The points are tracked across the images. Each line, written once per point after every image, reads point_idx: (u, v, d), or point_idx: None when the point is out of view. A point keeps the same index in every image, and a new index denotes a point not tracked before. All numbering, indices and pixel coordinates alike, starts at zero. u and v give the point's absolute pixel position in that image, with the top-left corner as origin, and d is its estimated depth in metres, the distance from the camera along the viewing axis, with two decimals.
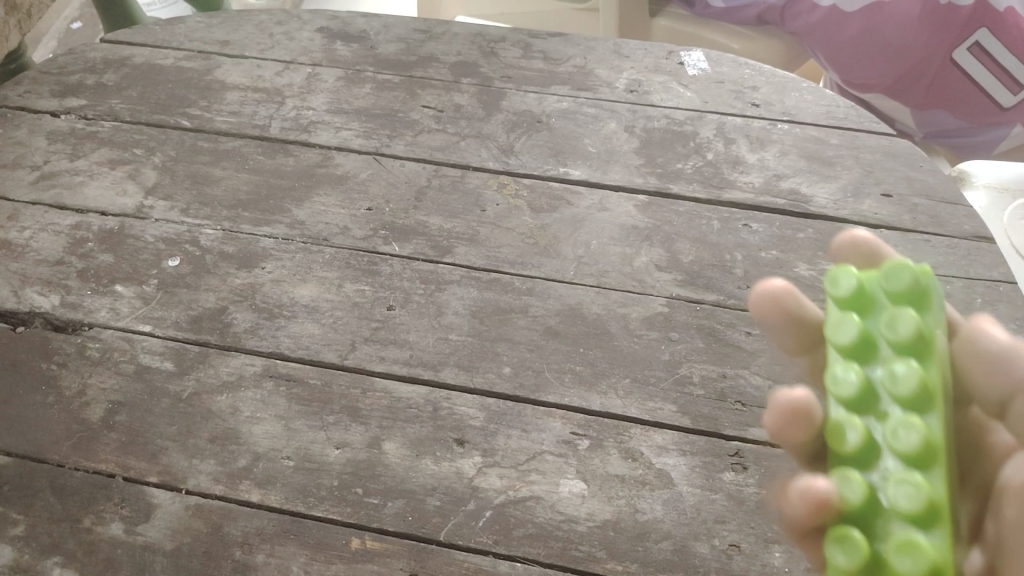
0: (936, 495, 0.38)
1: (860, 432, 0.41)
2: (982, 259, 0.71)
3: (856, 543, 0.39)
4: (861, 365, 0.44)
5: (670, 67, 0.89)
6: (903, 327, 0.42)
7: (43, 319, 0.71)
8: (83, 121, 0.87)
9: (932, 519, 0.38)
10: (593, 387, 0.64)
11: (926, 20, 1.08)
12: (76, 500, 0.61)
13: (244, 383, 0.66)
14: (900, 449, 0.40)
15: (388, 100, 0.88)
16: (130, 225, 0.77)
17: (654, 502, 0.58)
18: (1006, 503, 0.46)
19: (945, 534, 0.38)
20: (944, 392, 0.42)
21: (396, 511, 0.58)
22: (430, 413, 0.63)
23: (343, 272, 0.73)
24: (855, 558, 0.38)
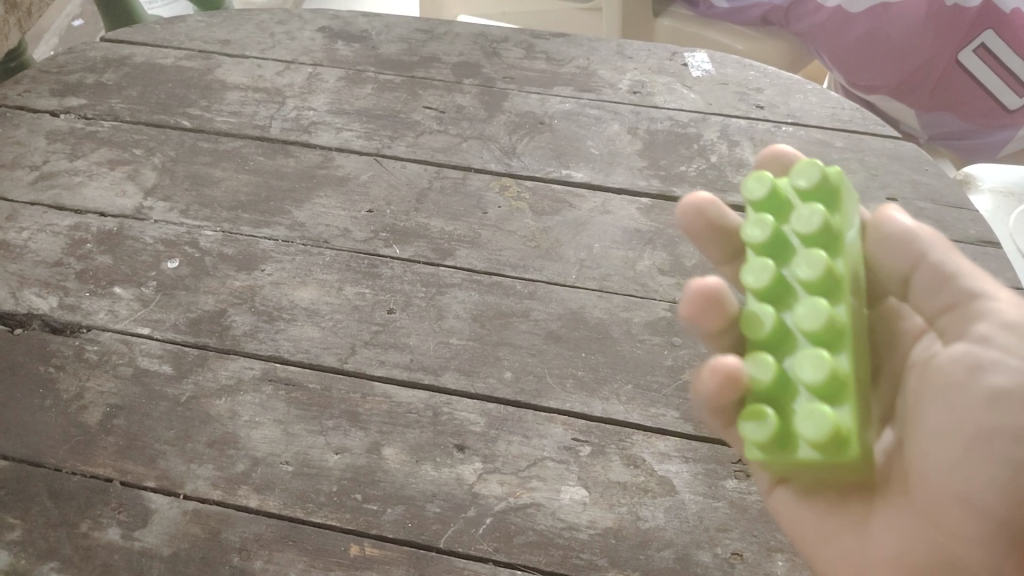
0: (841, 370, 0.43)
1: (773, 317, 0.46)
2: (989, 264, 0.71)
3: (767, 415, 0.43)
4: (775, 260, 0.48)
5: (674, 68, 0.89)
6: (811, 219, 0.46)
7: (41, 321, 0.71)
8: (82, 120, 0.87)
9: (838, 390, 0.42)
10: (595, 392, 0.64)
11: (931, 21, 1.07)
12: (73, 504, 0.60)
13: (243, 387, 0.65)
14: (807, 329, 0.44)
15: (389, 101, 0.87)
16: (129, 226, 0.77)
17: (656, 510, 0.58)
18: (911, 375, 0.49)
19: (847, 404, 0.42)
20: (853, 280, 0.47)
21: (395, 518, 0.58)
22: (430, 418, 0.63)
23: (343, 275, 0.72)
24: (768, 429, 0.43)
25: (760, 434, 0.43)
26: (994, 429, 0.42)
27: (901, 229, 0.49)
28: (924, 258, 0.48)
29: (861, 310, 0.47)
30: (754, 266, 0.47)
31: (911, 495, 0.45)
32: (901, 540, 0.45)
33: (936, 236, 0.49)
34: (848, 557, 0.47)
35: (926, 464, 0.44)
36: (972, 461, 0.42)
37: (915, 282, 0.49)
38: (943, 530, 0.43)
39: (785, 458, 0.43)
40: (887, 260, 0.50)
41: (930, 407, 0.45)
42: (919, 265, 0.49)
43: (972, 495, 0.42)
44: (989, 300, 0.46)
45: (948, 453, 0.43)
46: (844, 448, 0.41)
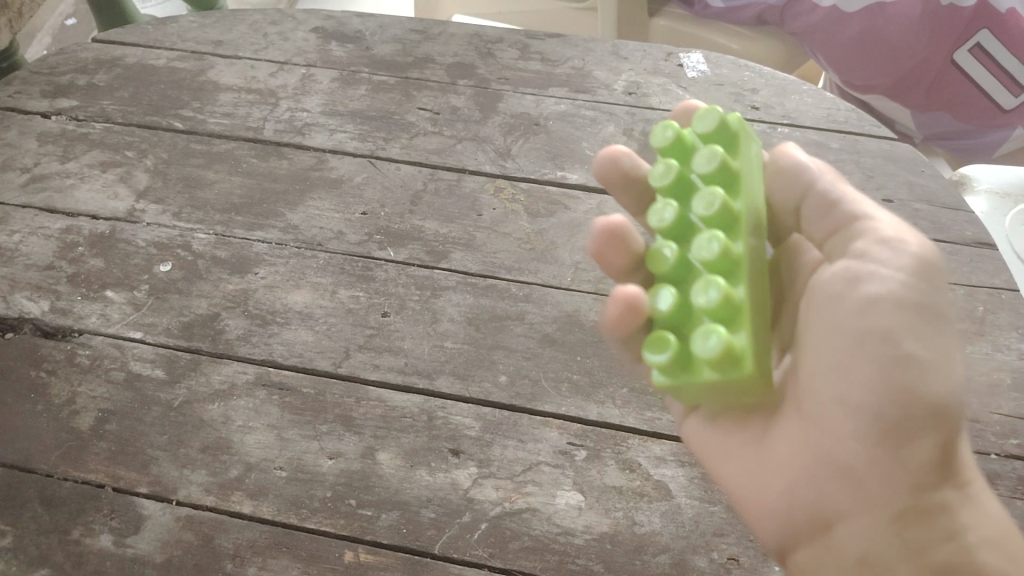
0: (736, 295, 0.45)
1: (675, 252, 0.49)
2: (984, 266, 0.71)
3: (669, 340, 0.45)
4: (680, 203, 0.51)
5: (670, 69, 0.88)
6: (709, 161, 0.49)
7: (32, 325, 0.70)
8: (74, 122, 0.86)
9: (732, 313, 0.45)
10: (590, 396, 0.63)
11: (927, 22, 1.07)
12: (65, 511, 0.60)
13: (236, 391, 0.65)
14: (705, 259, 0.47)
15: (383, 102, 0.86)
16: (121, 229, 0.76)
17: (651, 515, 0.57)
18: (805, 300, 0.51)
19: (742, 327, 0.45)
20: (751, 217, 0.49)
21: (390, 523, 0.58)
22: (425, 423, 0.62)
23: (337, 278, 0.72)
24: (669, 353, 0.45)
25: (662, 357, 0.45)
26: (867, 332, 0.44)
27: (793, 166, 0.52)
28: (812, 188, 0.51)
29: (762, 246, 0.49)
30: (658, 208, 0.50)
31: (800, 405, 0.48)
32: (791, 452, 0.48)
33: (826, 169, 0.51)
34: (747, 469, 0.50)
35: (810, 373, 0.47)
36: (848, 364, 0.45)
37: (804, 211, 0.51)
38: (824, 435, 0.46)
39: (686, 381, 0.45)
40: (783, 196, 0.53)
41: (814, 320, 0.48)
42: (810, 193, 0.51)
43: (848, 396, 0.45)
44: (868, 221, 0.48)
45: (828, 359, 0.46)
46: (740, 364, 0.43)
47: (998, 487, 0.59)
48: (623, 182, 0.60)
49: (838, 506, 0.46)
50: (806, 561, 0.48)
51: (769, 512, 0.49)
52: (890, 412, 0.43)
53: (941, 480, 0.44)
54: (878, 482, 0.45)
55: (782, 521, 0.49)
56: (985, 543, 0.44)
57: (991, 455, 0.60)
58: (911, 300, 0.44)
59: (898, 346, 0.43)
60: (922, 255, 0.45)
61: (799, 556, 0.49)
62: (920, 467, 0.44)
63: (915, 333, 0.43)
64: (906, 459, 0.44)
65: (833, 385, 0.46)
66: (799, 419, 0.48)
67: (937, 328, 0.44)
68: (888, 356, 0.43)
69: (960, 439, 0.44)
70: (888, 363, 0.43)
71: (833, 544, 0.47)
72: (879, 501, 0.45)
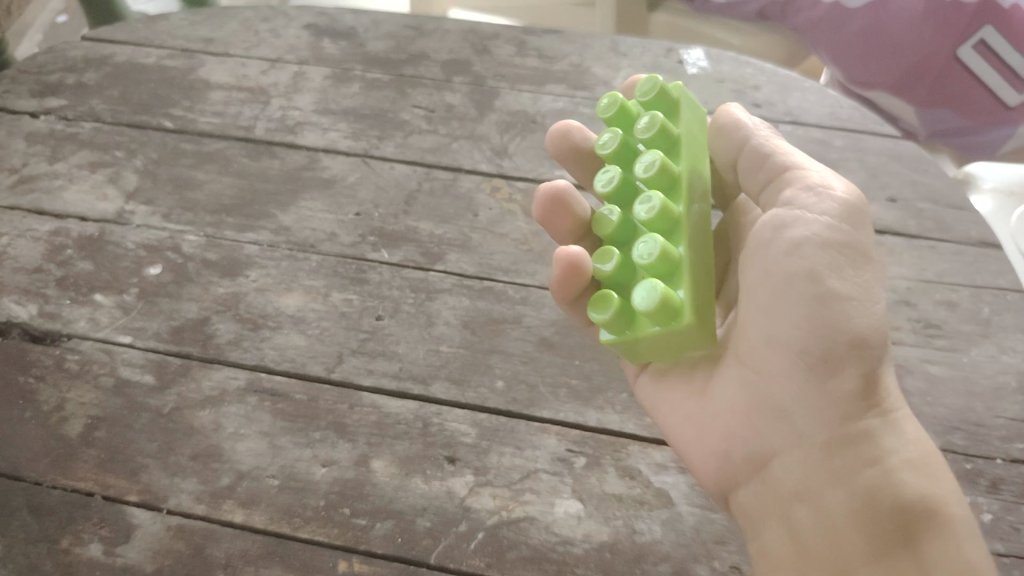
0: (673, 254, 0.51)
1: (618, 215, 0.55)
2: (989, 266, 0.69)
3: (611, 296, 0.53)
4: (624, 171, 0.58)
5: (669, 65, 0.87)
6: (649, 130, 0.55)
7: (20, 329, 0.69)
8: (63, 121, 0.84)
9: (666, 268, 0.51)
10: (589, 402, 0.62)
11: (931, 16, 1.06)
12: (53, 520, 0.58)
13: (227, 397, 0.64)
14: (643, 219, 0.52)
15: (377, 100, 0.85)
16: (110, 231, 0.75)
17: (652, 523, 0.56)
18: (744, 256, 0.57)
19: (679, 281, 0.51)
20: (690, 179, 0.54)
21: (385, 533, 0.56)
22: (420, 430, 0.61)
23: (330, 281, 0.70)
24: (611, 309, 0.52)
25: (604, 314, 0.52)
26: (793, 275, 0.49)
27: (728, 125, 0.57)
28: (748, 142, 0.56)
29: (703, 206, 0.54)
30: (602, 174, 0.58)
31: (738, 351, 0.54)
32: (731, 395, 0.53)
33: (764, 128, 0.57)
34: (691, 415, 0.55)
35: (750, 322, 0.53)
36: (780, 308, 0.50)
37: (741, 165, 0.57)
38: (760, 376, 0.51)
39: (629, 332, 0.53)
40: (723, 152, 0.59)
41: (750, 270, 0.53)
42: (745, 148, 0.56)
43: (777, 334, 0.50)
44: (797, 171, 0.54)
45: (763, 306, 0.51)
46: (674, 314, 0.50)
47: (1004, 493, 0.58)
48: (558, 214, 0.62)
49: (773, 441, 0.51)
50: (748, 500, 0.52)
51: (712, 456, 0.54)
52: (813, 345, 0.48)
53: (865, 410, 0.48)
54: (808, 414, 0.49)
55: (723, 461, 0.53)
56: (907, 464, 0.48)
57: (997, 459, 0.59)
58: (835, 242, 0.49)
59: (821, 286, 0.48)
60: (848, 200, 0.51)
61: (742, 497, 0.53)
62: (844, 398, 0.48)
63: (837, 273, 0.48)
64: (832, 391, 0.48)
65: (767, 328, 0.51)
66: (739, 365, 0.53)
67: (860, 268, 0.49)
68: (813, 294, 0.48)
69: (882, 369, 0.49)
70: (811, 300, 0.48)
71: (771, 478, 0.51)
72: (808, 432, 0.49)
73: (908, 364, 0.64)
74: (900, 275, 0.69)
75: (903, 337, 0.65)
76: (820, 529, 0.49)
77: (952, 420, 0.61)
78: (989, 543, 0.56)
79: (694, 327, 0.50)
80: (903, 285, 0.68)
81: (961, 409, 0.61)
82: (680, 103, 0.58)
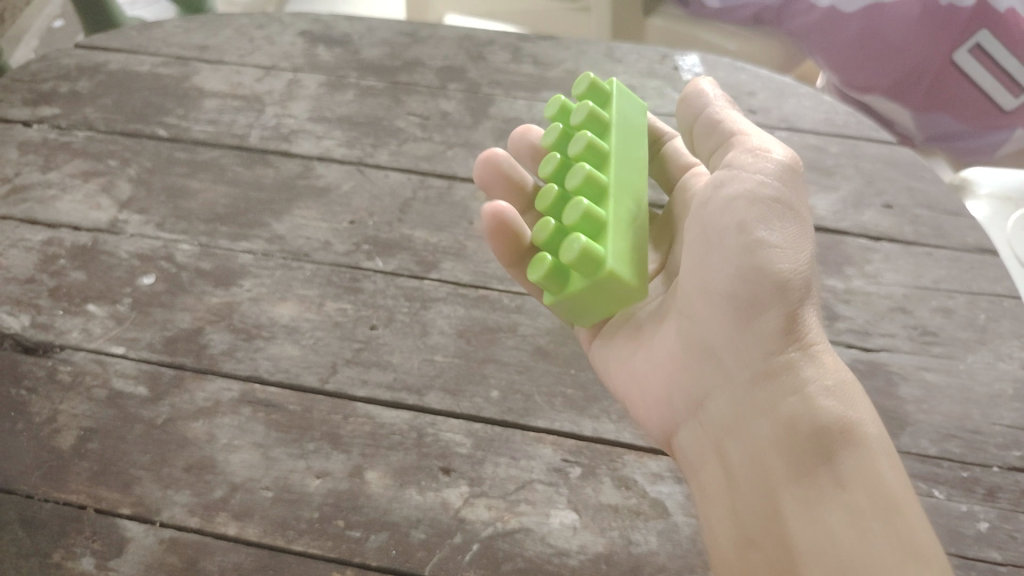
0: (598, 213, 0.52)
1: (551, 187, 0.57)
2: (985, 272, 0.69)
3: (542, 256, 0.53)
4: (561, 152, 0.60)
5: (665, 71, 0.86)
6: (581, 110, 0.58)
7: (12, 340, 0.68)
8: (56, 130, 0.84)
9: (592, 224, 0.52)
10: (584, 411, 0.62)
11: (926, 21, 1.06)
12: (46, 534, 0.58)
13: (221, 409, 0.63)
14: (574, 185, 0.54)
15: (372, 107, 0.85)
16: (104, 241, 0.74)
17: (648, 533, 0.56)
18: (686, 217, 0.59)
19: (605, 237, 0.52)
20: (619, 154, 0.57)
21: (379, 545, 0.56)
22: (414, 440, 0.61)
23: (324, 290, 0.70)
24: (542, 270, 0.52)
25: (537, 275, 0.52)
26: (721, 227, 0.51)
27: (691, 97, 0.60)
28: (706, 108, 0.58)
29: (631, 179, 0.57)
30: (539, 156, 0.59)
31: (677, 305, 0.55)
32: (670, 346, 0.55)
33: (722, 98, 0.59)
34: (636, 368, 0.57)
35: (683, 270, 0.54)
36: (708, 255, 0.52)
37: (696, 131, 0.59)
38: (690, 320, 0.53)
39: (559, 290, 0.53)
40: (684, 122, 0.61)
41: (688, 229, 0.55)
42: (703, 115, 0.59)
43: (707, 284, 0.51)
44: (738, 137, 0.55)
45: (695, 255, 0.53)
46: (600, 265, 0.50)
47: (1001, 501, 0.57)
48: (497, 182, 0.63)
49: (705, 382, 0.53)
50: (687, 439, 0.54)
51: (653, 404, 0.56)
52: (739, 291, 0.49)
53: (785, 346, 0.49)
54: (736, 353, 0.50)
55: (664, 408, 0.55)
56: (830, 394, 0.47)
57: (994, 467, 0.59)
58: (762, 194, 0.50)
59: (744, 233, 0.49)
60: (785, 162, 0.52)
61: (682, 437, 0.55)
62: (769, 339, 0.49)
63: (762, 223, 0.49)
64: (757, 334, 0.49)
65: (697, 275, 0.52)
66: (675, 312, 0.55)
67: (785, 217, 0.50)
68: (739, 242, 0.49)
69: (805, 310, 0.49)
70: (738, 249, 0.50)
71: (705, 418, 0.53)
72: (735, 371, 0.51)
73: (905, 371, 0.64)
74: (896, 282, 0.69)
75: (898, 344, 0.65)
76: (746, 465, 0.49)
77: (949, 428, 0.61)
78: (986, 552, 0.55)
79: (621, 279, 0.51)
80: (899, 292, 0.68)
81: (958, 417, 0.61)
82: (610, 95, 0.61)
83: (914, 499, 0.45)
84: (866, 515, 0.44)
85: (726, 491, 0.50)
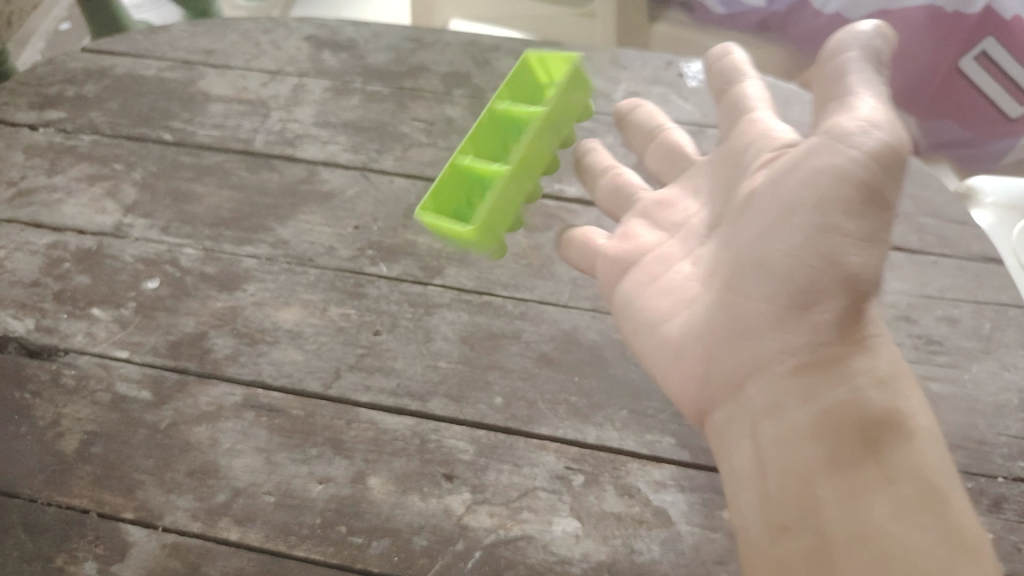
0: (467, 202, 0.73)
1: None
2: (991, 281, 0.69)
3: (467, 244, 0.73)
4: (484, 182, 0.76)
5: (669, 78, 0.86)
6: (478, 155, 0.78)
7: (17, 343, 0.69)
8: (62, 134, 0.84)
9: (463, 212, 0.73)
10: (588, 419, 0.62)
11: (933, 31, 1.05)
12: (48, 538, 0.58)
13: (224, 413, 0.63)
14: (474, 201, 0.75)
15: (377, 112, 0.85)
16: (109, 244, 0.75)
17: (651, 542, 0.56)
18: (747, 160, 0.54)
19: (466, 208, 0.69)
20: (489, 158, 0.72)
21: (380, 552, 0.56)
22: (417, 446, 0.61)
23: (328, 295, 0.70)
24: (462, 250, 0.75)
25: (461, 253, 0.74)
26: (790, 204, 0.46)
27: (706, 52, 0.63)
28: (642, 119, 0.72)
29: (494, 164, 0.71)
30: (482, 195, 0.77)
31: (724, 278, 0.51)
32: (712, 321, 0.51)
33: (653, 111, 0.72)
34: (673, 338, 0.54)
35: (742, 246, 0.49)
36: (776, 236, 0.46)
37: (642, 138, 0.72)
38: (741, 295, 0.49)
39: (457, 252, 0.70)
40: (710, 82, 0.63)
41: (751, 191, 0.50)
42: (641, 126, 0.72)
43: (766, 262, 0.47)
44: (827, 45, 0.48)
45: (760, 231, 0.48)
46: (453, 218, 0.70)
47: (1006, 512, 0.57)
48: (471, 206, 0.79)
49: (747, 362, 0.49)
50: (721, 418, 0.51)
51: (689, 377, 0.52)
52: (801, 277, 0.45)
53: (841, 333, 0.46)
54: (795, 337, 0.46)
55: (700, 384, 0.52)
56: (879, 382, 0.45)
57: (999, 478, 0.58)
58: (854, 176, 0.42)
59: (823, 216, 0.43)
60: (870, 81, 0.45)
61: (716, 417, 0.51)
62: (829, 328, 0.45)
63: (847, 210, 0.43)
64: (816, 322, 0.45)
65: (759, 253, 0.48)
66: (726, 289, 0.50)
67: (876, 203, 0.43)
68: (811, 212, 0.44)
69: (872, 297, 0.45)
70: (809, 231, 0.44)
71: (745, 400, 0.49)
72: (785, 352, 0.47)
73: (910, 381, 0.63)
74: (901, 290, 0.69)
75: (903, 353, 0.65)
76: (784, 447, 0.46)
77: (954, 438, 0.60)
78: None
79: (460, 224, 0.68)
80: (905, 301, 0.68)
81: (963, 427, 0.61)
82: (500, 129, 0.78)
83: (958, 488, 0.43)
84: (914, 509, 0.42)
85: (757, 475, 0.47)
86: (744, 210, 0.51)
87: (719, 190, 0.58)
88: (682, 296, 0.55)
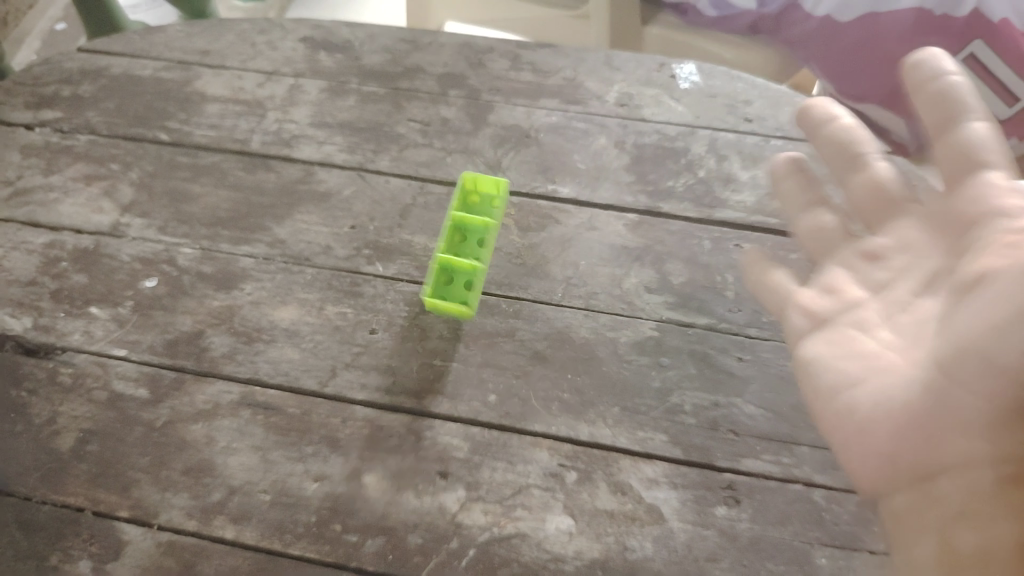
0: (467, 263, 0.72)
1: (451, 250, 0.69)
2: None
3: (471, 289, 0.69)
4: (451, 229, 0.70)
5: (662, 79, 0.87)
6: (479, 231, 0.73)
7: (13, 342, 0.69)
8: (58, 134, 0.84)
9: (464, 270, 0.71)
10: (581, 416, 0.62)
11: (920, 35, 1.07)
12: (45, 536, 0.58)
13: (220, 411, 0.64)
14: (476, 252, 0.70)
15: (372, 113, 0.85)
16: (105, 244, 0.75)
17: (644, 539, 0.57)
18: (983, 230, 0.46)
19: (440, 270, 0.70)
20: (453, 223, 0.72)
21: (376, 549, 0.56)
22: (412, 444, 0.61)
23: (324, 294, 0.71)
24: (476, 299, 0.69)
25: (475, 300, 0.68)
26: None
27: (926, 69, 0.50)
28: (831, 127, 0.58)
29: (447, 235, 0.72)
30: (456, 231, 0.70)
31: (934, 360, 0.43)
32: (909, 404, 0.44)
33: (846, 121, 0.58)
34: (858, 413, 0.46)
35: (965, 323, 0.42)
36: (1015, 324, 0.38)
37: (823, 151, 0.59)
38: (960, 385, 0.41)
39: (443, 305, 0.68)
40: (925, 108, 0.51)
41: (988, 267, 0.43)
42: (823, 141, 0.59)
43: (997, 353, 0.39)
44: None
45: (993, 314, 0.40)
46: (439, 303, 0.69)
47: None
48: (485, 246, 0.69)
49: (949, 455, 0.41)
50: (903, 510, 0.43)
51: (871, 457, 0.45)
52: None
53: None
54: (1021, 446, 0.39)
55: (883, 467, 0.44)
56: None
57: None
58: None
59: None
60: None
61: (898, 503, 0.44)
62: None
63: None
64: None
65: (986, 339, 0.40)
66: (938, 369, 0.43)
67: None
68: None
69: None
70: None
71: (938, 495, 0.41)
72: (1000, 458, 0.40)
73: None
74: None
75: None
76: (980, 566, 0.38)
77: None
78: None
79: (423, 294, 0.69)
80: None
81: None
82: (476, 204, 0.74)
83: None
84: None
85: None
86: (975, 291, 0.42)
87: (936, 250, 0.50)
88: (874, 365, 0.47)
